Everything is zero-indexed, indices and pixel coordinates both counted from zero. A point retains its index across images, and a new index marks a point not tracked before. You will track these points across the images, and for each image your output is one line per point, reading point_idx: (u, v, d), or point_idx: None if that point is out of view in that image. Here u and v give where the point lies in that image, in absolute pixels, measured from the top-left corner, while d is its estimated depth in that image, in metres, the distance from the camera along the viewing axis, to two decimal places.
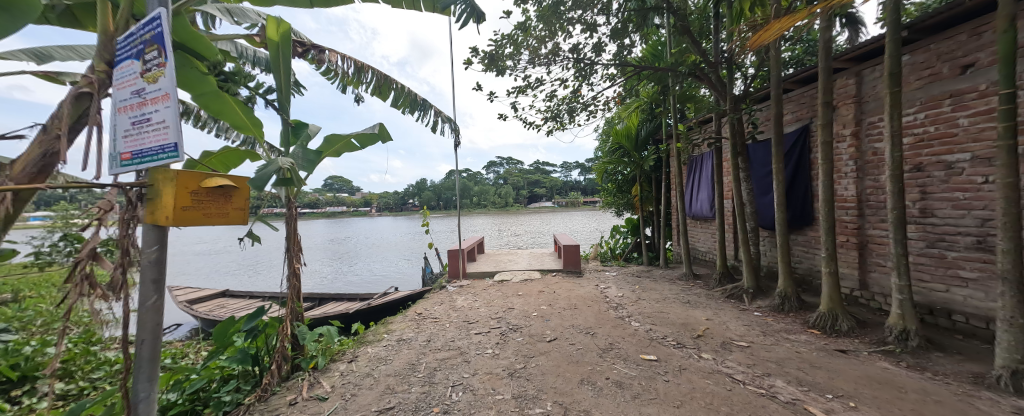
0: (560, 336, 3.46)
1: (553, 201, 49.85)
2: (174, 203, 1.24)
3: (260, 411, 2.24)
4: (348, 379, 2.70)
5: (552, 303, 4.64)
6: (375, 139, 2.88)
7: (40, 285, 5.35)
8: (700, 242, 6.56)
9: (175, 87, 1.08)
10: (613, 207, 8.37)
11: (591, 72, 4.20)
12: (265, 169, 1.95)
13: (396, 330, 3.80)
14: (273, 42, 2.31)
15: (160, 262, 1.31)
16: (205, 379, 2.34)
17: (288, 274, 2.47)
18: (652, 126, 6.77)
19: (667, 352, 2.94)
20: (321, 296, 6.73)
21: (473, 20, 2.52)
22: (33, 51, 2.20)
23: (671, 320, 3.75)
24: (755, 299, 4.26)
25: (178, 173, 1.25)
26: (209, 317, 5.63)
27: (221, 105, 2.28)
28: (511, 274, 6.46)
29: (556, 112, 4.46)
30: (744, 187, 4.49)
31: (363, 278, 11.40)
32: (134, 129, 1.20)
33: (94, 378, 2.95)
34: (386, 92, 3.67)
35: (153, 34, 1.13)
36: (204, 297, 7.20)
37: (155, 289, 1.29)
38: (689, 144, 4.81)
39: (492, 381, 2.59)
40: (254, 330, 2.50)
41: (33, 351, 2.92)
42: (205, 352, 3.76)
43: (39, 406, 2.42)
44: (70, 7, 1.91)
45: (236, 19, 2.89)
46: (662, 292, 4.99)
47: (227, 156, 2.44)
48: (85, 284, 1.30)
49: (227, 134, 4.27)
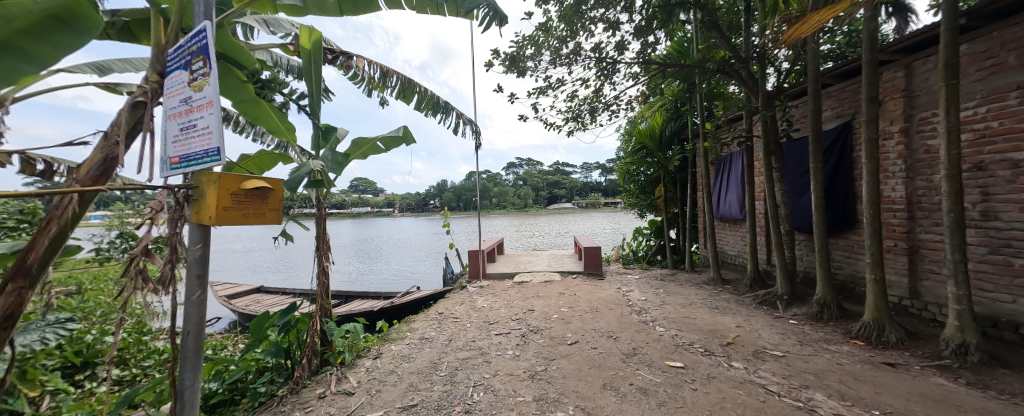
0: (582, 339, 3.41)
1: (574, 202, 49.40)
2: (216, 204, 1.34)
3: (292, 403, 2.34)
4: (373, 375, 2.77)
5: (572, 306, 4.58)
6: (399, 141, 2.96)
7: (99, 279, 5.83)
8: (729, 245, 6.29)
9: (218, 95, 1.15)
10: (635, 208, 8.18)
11: (614, 71, 4.12)
12: (298, 172, 2.04)
13: (418, 329, 3.87)
14: (306, 51, 2.43)
15: (203, 258, 1.41)
16: (243, 371, 2.47)
17: (318, 272, 2.56)
18: (677, 125, 6.57)
19: (694, 359, 2.83)
20: (347, 294, 6.96)
21: (495, 23, 2.53)
22: (96, 64, 2.42)
23: (698, 326, 3.61)
24: (790, 306, 4.03)
25: (221, 175, 1.34)
26: (246, 311, 5.95)
27: (259, 111, 2.42)
28: (531, 276, 6.44)
29: (578, 113, 4.41)
30: (779, 188, 4.26)
31: (386, 277, 11.71)
32: (182, 134, 1.29)
33: (145, 366, 3.18)
34: (410, 95, 3.76)
35: (200, 45, 1.21)
36: (241, 292, 7.62)
37: (200, 284, 1.38)
38: (717, 143, 4.63)
39: (513, 383, 2.59)
40: (287, 325, 2.62)
41: (95, 339, 3.20)
42: (242, 345, 3.98)
43: (98, 390, 2.64)
44: (128, 23, 2.11)
45: (273, 29, 3.04)
46: (688, 296, 4.82)
47: (262, 158, 2.57)
48: (138, 278, 1.41)
49: (263, 139, 4.50)
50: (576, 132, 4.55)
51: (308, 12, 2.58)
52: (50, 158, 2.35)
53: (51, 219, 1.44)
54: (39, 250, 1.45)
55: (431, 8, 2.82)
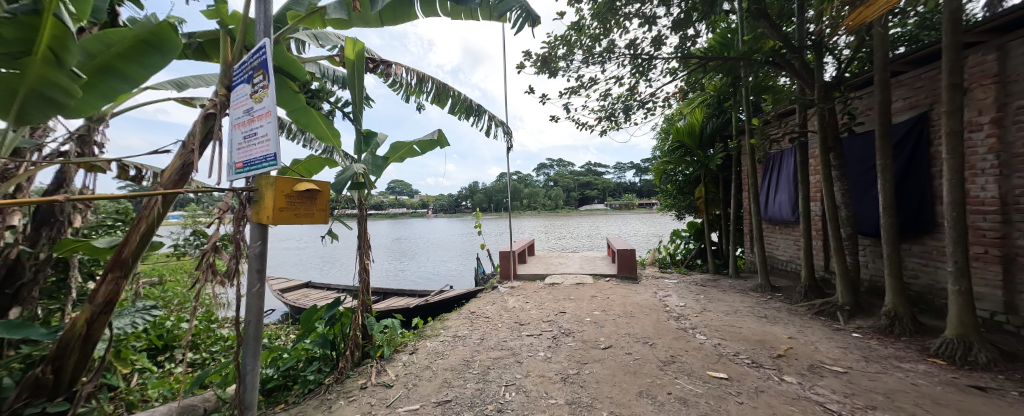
0: (616, 344, 3.33)
1: (607, 203, 48.17)
2: (273, 204, 1.51)
3: (337, 392, 2.50)
4: (410, 369, 2.89)
5: (606, 309, 4.48)
6: (435, 144, 3.07)
7: (176, 271, 6.58)
8: (780, 250, 5.82)
9: (275, 105, 1.27)
10: (673, 210, 7.82)
11: (650, 68, 3.97)
12: (342, 174, 2.20)
13: (451, 327, 3.98)
14: (350, 61, 2.60)
15: (262, 254, 1.60)
16: (295, 359, 2.68)
17: (360, 270, 2.72)
18: (719, 121, 6.21)
19: (740, 370, 2.65)
20: (385, 291, 7.31)
21: (528, 24, 2.55)
22: (175, 81, 2.75)
23: (744, 336, 3.38)
24: (853, 318, 3.65)
25: (276, 179, 1.50)
26: (297, 305, 6.43)
27: (310, 120, 2.62)
28: (562, 278, 6.38)
29: (612, 111, 4.30)
30: (838, 187, 3.87)
31: (420, 276, 12.11)
32: (245, 142, 1.44)
33: (213, 351, 3.55)
34: (444, 99, 3.88)
35: (260, 61, 1.34)
36: (292, 286, 8.26)
37: (259, 278, 1.58)
38: (765, 140, 4.31)
39: (545, 384, 2.58)
40: (333, 318, 2.81)
41: (174, 324, 3.62)
42: (293, 335, 4.31)
43: (176, 370, 3.00)
44: (202, 43, 2.40)
45: (321, 42, 3.27)
46: (732, 304, 4.52)
47: (310, 163, 2.77)
48: (208, 271, 1.59)
49: (312, 145, 4.84)
50: (609, 131, 4.43)
51: (352, 24, 2.76)
52: (140, 165, 2.70)
53: (143, 217, 1.72)
54: (133, 243, 1.73)
55: (465, 14, 2.91)
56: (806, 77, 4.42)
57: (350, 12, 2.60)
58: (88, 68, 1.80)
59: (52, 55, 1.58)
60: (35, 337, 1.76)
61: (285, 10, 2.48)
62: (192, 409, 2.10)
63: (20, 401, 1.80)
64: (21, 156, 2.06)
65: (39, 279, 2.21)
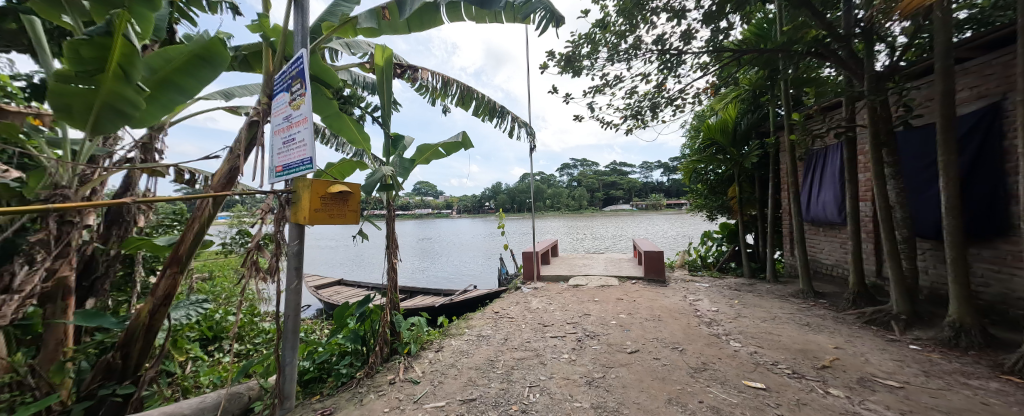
0: (643, 348, 3.24)
1: (634, 204, 46.87)
2: (310, 205, 1.71)
3: (368, 386, 2.60)
4: (436, 367, 2.96)
5: (632, 312, 4.37)
6: (459, 146, 3.13)
7: (223, 267, 7.10)
8: (824, 253, 5.43)
9: (311, 112, 1.52)
10: (704, 210, 7.50)
11: (678, 63, 3.83)
12: (372, 177, 2.30)
13: (476, 327, 4.02)
14: (379, 68, 2.71)
15: (298, 254, 1.84)
16: (329, 352, 2.83)
17: (388, 269, 2.82)
18: (755, 117, 5.89)
19: (779, 381, 2.50)
20: (412, 290, 7.51)
21: (552, 25, 2.54)
22: (223, 91, 2.98)
23: (784, 344, 3.18)
24: (910, 329, 3.34)
25: (313, 181, 1.72)
26: (330, 301, 6.75)
27: (342, 125, 2.75)
28: (587, 279, 6.28)
29: (638, 109, 4.19)
30: (892, 185, 3.56)
31: (445, 275, 12.32)
32: (285, 147, 1.71)
33: (256, 342, 3.80)
34: (468, 102, 3.94)
35: (297, 71, 1.61)
36: (325, 284, 8.66)
37: (297, 274, 1.81)
38: (806, 135, 4.04)
39: (570, 387, 2.56)
40: (364, 315, 2.93)
41: (223, 317, 3.91)
42: (327, 330, 4.53)
43: (224, 359, 3.25)
44: (247, 56, 2.63)
45: (353, 51, 3.43)
46: (770, 310, 4.27)
47: (343, 166, 2.91)
48: (253, 268, 1.72)
49: (344, 149, 5.07)
50: (634, 130, 4.31)
51: (381, 32, 2.86)
52: (194, 170, 2.95)
53: (196, 217, 1.92)
54: (188, 241, 1.93)
55: (489, 17, 2.95)
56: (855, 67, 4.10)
57: (379, 21, 2.71)
58: (150, 81, 1.99)
59: (121, 72, 1.77)
60: (106, 325, 1.97)
61: (320, 21, 2.62)
62: (239, 397, 2.26)
63: (96, 381, 2.04)
64: (96, 163, 2.31)
65: (110, 272, 2.47)
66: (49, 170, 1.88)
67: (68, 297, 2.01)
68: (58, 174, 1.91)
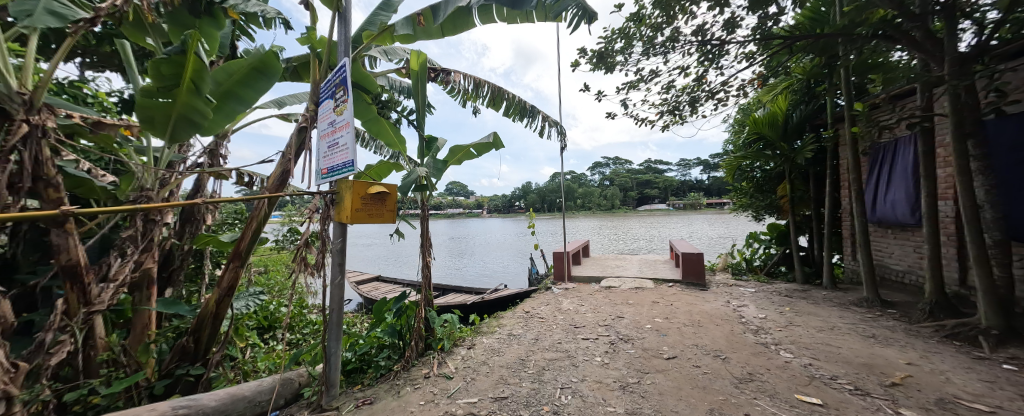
0: (681, 355, 3.10)
1: (672, 204, 44.80)
2: (351, 205, 1.84)
3: (405, 378, 2.71)
4: (468, 363, 3.02)
5: (668, 317, 4.19)
6: (490, 147, 3.17)
7: (275, 262, 7.71)
8: (893, 258, 4.87)
9: (352, 118, 1.64)
10: (749, 210, 7.01)
11: (721, 54, 3.60)
12: (408, 177, 2.41)
13: (507, 326, 4.06)
14: (415, 72, 2.81)
15: (341, 251, 1.98)
16: (369, 344, 2.99)
17: (422, 267, 2.92)
18: (810, 108, 5.39)
19: (838, 397, 2.28)
20: (444, 287, 7.71)
21: (585, 22, 2.51)
22: (276, 100, 3.26)
23: (844, 357, 2.90)
24: (1003, 346, 2.90)
25: (354, 182, 1.85)
26: (370, 296, 7.11)
27: (380, 128, 2.89)
28: (620, 281, 6.11)
29: (676, 104, 3.99)
30: (979, 181, 3.11)
31: (476, 274, 12.52)
32: (329, 150, 1.85)
33: (305, 332, 4.12)
34: (499, 102, 3.99)
35: (341, 78, 1.74)
36: (364, 280, 9.14)
37: (340, 270, 1.96)
38: (870, 126, 3.64)
39: (603, 391, 2.51)
40: (400, 310, 3.07)
41: (276, 308, 4.27)
42: (366, 324, 4.78)
43: (277, 346, 3.55)
44: (295, 66, 2.88)
45: (390, 57, 3.59)
46: (827, 319, 3.91)
47: (380, 168, 3.05)
48: (302, 263, 1.89)
49: (381, 151, 5.31)
50: (672, 126, 4.10)
51: (416, 38, 2.97)
52: (252, 173, 3.24)
53: (254, 217, 2.15)
54: (248, 238, 2.16)
55: (521, 17, 2.96)
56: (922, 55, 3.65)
57: (415, 27, 2.81)
58: (216, 93, 2.22)
59: (192, 85, 1.99)
60: (182, 312, 2.24)
61: (361, 31, 2.79)
62: (291, 382, 2.45)
63: (174, 362, 2.32)
64: (173, 167, 2.61)
65: (183, 265, 2.78)
66: (137, 175, 2.17)
67: (151, 286, 2.29)
68: (144, 178, 2.19)
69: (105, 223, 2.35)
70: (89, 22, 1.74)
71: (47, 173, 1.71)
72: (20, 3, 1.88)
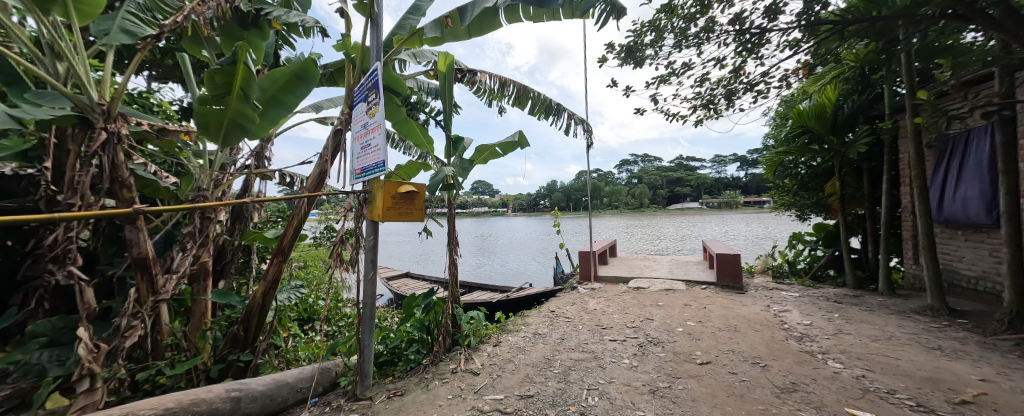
0: (716, 360, 2.96)
1: (706, 202, 42.77)
2: (383, 204, 1.93)
3: (433, 372, 2.79)
4: (494, 360, 3.06)
5: (702, 320, 4.00)
6: (515, 146, 3.18)
7: (313, 257, 8.17)
8: (964, 263, 4.37)
9: (383, 120, 1.71)
10: (792, 208, 6.55)
11: (760, 43, 3.38)
12: (435, 177, 2.48)
13: (532, 324, 4.05)
14: (442, 74, 2.88)
15: (373, 248, 2.07)
16: (400, 338, 3.10)
17: (449, 264, 2.99)
18: (864, 97, 4.94)
19: (896, 413, 2.09)
20: (471, 285, 7.82)
21: (613, 17, 2.45)
22: (314, 105, 3.45)
23: (903, 370, 2.64)
24: None
25: (385, 182, 1.93)
26: (400, 292, 7.36)
27: (409, 129, 2.97)
28: (650, 282, 5.92)
29: (710, 98, 3.79)
30: None
31: (501, 272, 12.61)
32: (363, 151, 1.94)
33: (340, 324, 4.35)
34: (524, 101, 3.99)
35: (373, 82, 1.82)
36: (395, 276, 9.48)
37: (372, 266, 2.06)
38: (937, 115, 3.27)
39: (632, 394, 2.45)
40: (429, 306, 3.15)
41: (315, 301, 4.55)
42: (397, 318, 4.96)
43: (315, 337, 3.77)
44: (332, 72, 3.05)
45: (419, 60, 3.69)
46: (883, 328, 3.57)
47: (409, 168, 3.15)
48: (338, 259, 2.01)
49: (410, 151, 5.47)
50: (705, 121, 3.91)
51: (444, 41, 3.02)
52: (293, 174, 3.46)
53: (295, 215, 2.30)
54: (290, 235, 2.32)
55: (547, 15, 2.94)
56: (995, 38, 3.25)
57: (443, 30, 2.87)
58: (263, 100, 2.40)
59: (241, 93, 2.16)
60: (233, 302, 2.45)
61: (392, 35, 2.89)
62: (329, 371, 2.60)
63: (226, 349, 2.52)
64: (225, 169, 2.84)
65: (234, 259, 3.02)
66: (196, 176, 2.39)
67: (207, 278, 2.51)
68: (201, 179, 2.41)
69: (169, 220, 2.62)
70: (155, 38, 1.93)
71: (121, 176, 1.91)
72: (99, 23, 2.14)
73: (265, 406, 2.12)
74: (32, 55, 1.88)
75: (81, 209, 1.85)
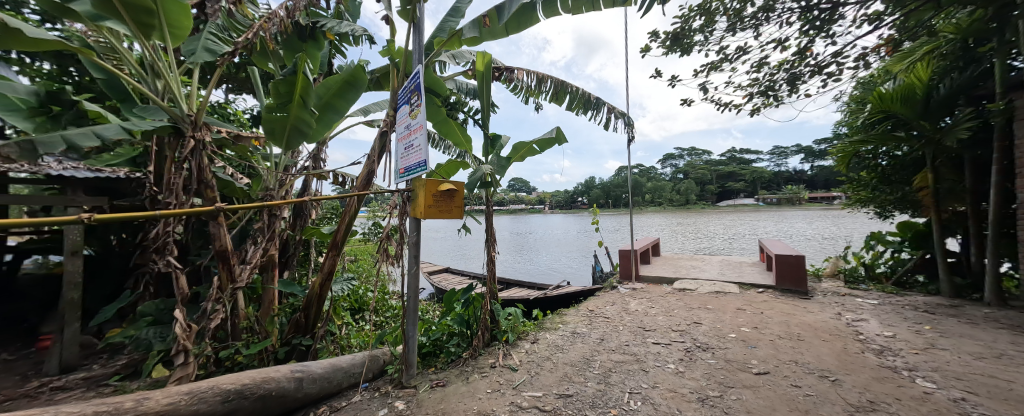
0: (775, 371, 2.70)
1: (764, 199, 39.24)
2: (425, 202, 2.01)
3: (473, 366, 2.86)
4: (532, 357, 3.06)
5: (758, 327, 3.68)
6: (553, 142, 3.14)
7: (362, 252, 8.74)
8: None
9: (424, 121, 1.78)
10: (870, 205, 5.77)
11: (830, 19, 3.01)
12: (473, 175, 2.55)
13: (570, 323, 4.00)
14: (480, 73, 2.92)
15: (416, 243, 2.16)
16: (441, 331, 3.20)
17: (487, 261, 3.03)
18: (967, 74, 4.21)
19: None
20: (509, 281, 7.88)
21: (656, 2, 2.32)
22: (363, 109, 3.67)
23: (1020, 395, 2.22)
24: None
25: (427, 181, 2.02)
26: (441, 286, 7.63)
27: (449, 128, 3.05)
28: (698, 283, 5.56)
29: (770, 83, 3.45)
30: None
31: (539, 270, 12.57)
32: (406, 151, 2.03)
33: (387, 315, 4.60)
34: (562, 96, 3.92)
35: (415, 85, 1.90)
36: (436, 271, 9.83)
37: (415, 260, 2.15)
38: None
39: (678, 401, 2.32)
40: (468, 301, 3.23)
41: (364, 293, 4.86)
42: (438, 312, 5.14)
43: (365, 326, 4.03)
44: (378, 76, 3.23)
45: (457, 60, 3.78)
46: (991, 344, 3.03)
47: (448, 167, 3.24)
48: (384, 253, 2.12)
49: (449, 150, 5.62)
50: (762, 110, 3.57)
51: (483, 40, 3.05)
52: (345, 174, 3.72)
53: (346, 211, 2.47)
54: (342, 231, 2.50)
55: (586, 7, 2.87)
56: None
57: (481, 29, 2.92)
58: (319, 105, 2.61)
59: (301, 100, 2.37)
60: (296, 291, 2.70)
61: (433, 38, 3.00)
62: (377, 359, 2.77)
63: (290, 333, 2.77)
64: (288, 170, 3.12)
65: (296, 252, 3.32)
66: (264, 177, 2.67)
67: (275, 268, 2.79)
68: (269, 180, 2.67)
69: (244, 216, 2.95)
70: (231, 54, 2.16)
71: (206, 178, 2.18)
72: (188, 45, 2.46)
73: (323, 387, 2.32)
74: (138, 74, 2.20)
75: (176, 207, 2.14)
